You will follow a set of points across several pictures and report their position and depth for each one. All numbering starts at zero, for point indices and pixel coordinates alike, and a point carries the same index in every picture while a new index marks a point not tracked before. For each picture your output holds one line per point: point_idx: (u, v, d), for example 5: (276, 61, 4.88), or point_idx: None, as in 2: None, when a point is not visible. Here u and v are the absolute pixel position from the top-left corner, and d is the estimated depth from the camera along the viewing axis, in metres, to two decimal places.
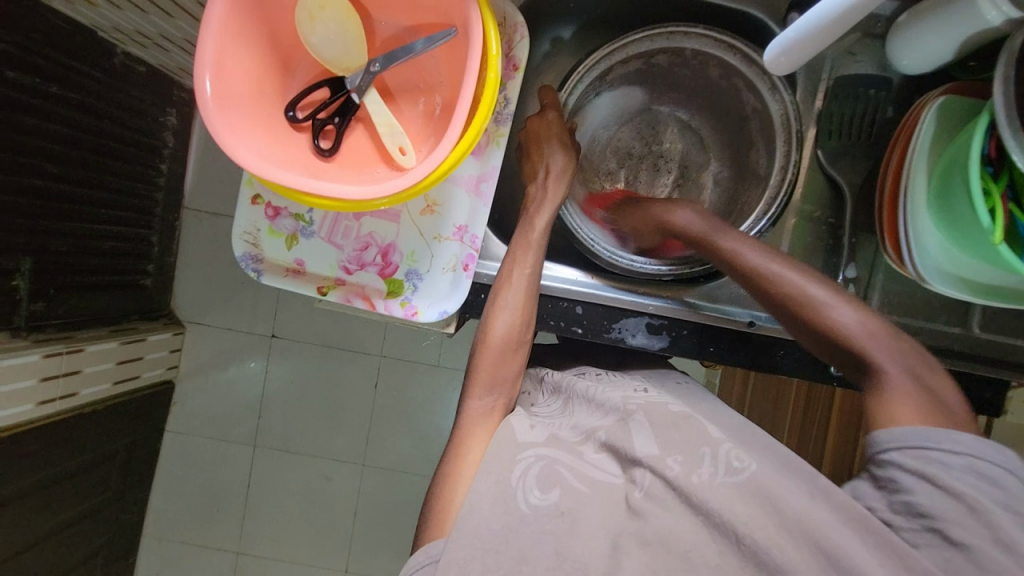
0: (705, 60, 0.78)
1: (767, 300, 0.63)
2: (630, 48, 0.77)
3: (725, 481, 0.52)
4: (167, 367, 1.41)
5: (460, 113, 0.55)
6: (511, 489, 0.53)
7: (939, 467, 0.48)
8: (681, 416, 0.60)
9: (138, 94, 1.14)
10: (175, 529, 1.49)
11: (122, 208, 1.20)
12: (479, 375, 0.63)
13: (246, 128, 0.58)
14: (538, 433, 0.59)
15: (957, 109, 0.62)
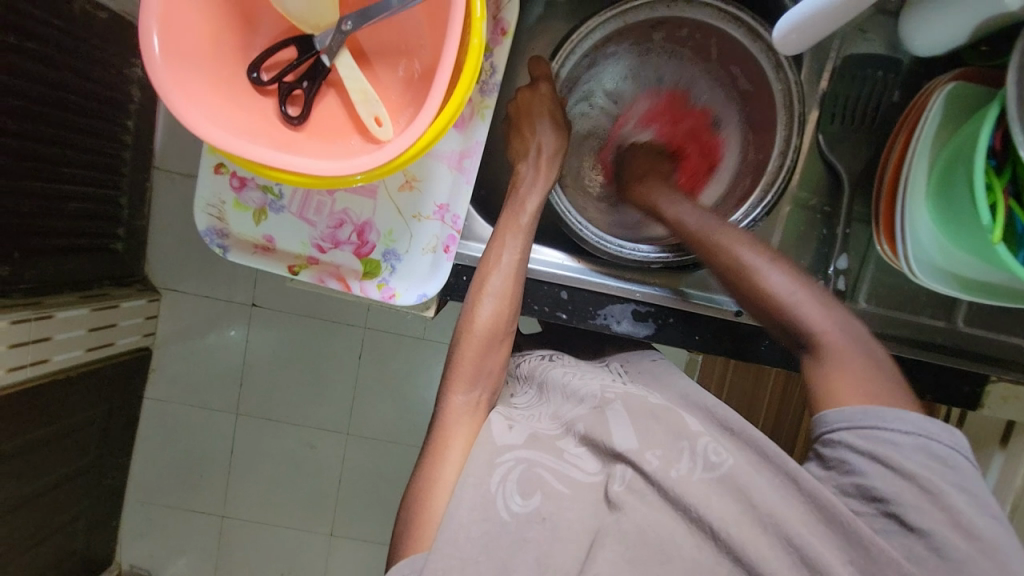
0: (708, 35, 0.74)
1: (727, 283, 0.63)
2: (629, 15, 0.72)
3: (702, 476, 0.52)
4: (143, 334, 1.37)
5: (438, 86, 0.49)
6: (490, 493, 0.52)
7: (888, 449, 0.49)
8: (661, 408, 0.58)
9: (101, 44, 1.04)
10: (158, 494, 1.49)
11: (90, 166, 1.12)
12: (461, 364, 0.61)
13: (202, 92, 0.53)
14: (518, 435, 0.57)
15: (965, 98, 0.59)
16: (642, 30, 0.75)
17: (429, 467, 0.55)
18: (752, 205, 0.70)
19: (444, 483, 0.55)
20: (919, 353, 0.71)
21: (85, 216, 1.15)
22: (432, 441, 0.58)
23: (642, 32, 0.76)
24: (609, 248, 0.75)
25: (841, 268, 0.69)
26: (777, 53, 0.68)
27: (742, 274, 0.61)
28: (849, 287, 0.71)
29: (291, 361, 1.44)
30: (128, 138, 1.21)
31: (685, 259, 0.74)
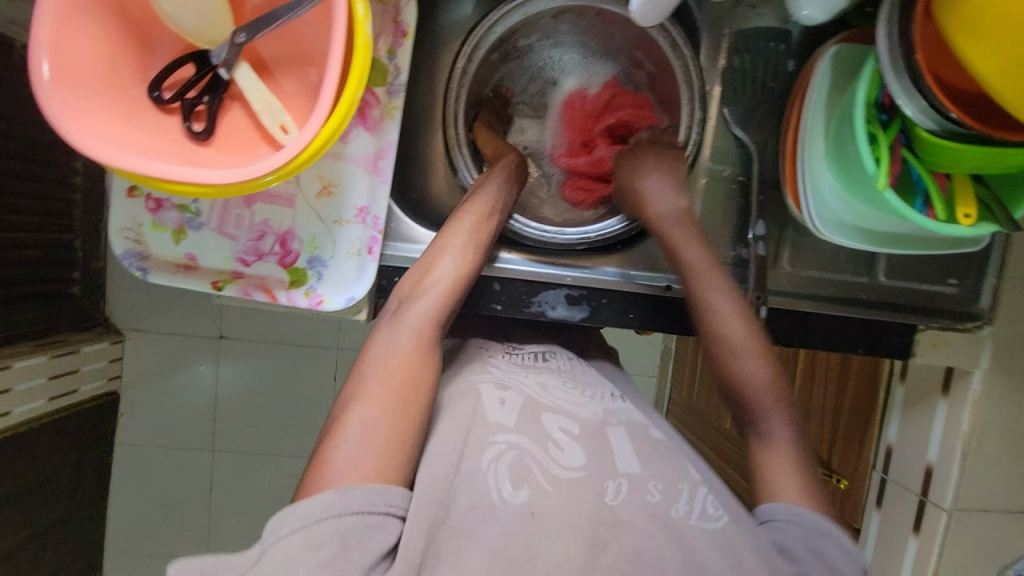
0: (608, 20, 0.78)
1: (700, 323, 0.65)
2: (527, 9, 0.76)
3: (698, 523, 0.49)
4: (109, 378, 1.34)
5: (327, 87, 0.50)
6: (478, 471, 0.49)
7: (820, 540, 0.50)
8: (663, 444, 0.56)
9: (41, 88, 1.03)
10: (137, 541, 1.44)
11: (43, 213, 1.09)
12: (411, 311, 0.60)
13: (100, 114, 0.53)
14: (510, 415, 0.55)
15: (849, 58, 0.62)
16: (546, 21, 0.80)
17: (365, 397, 0.52)
18: None
19: (380, 412, 0.51)
20: (845, 310, 0.74)
21: (40, 262, 1.11)
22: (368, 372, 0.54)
23: (546, 24, 0.80)
24: (532, 235, 0.77)
25: (758, 234, 0.71)
26: (671, 31, 0.71)
27: (704, 309, 0.64)
28: (771, 251, 0.73)
29: (263, 390, 1.42)
30: (79, 180, 1.16)
31: (608, 240, 0.77)
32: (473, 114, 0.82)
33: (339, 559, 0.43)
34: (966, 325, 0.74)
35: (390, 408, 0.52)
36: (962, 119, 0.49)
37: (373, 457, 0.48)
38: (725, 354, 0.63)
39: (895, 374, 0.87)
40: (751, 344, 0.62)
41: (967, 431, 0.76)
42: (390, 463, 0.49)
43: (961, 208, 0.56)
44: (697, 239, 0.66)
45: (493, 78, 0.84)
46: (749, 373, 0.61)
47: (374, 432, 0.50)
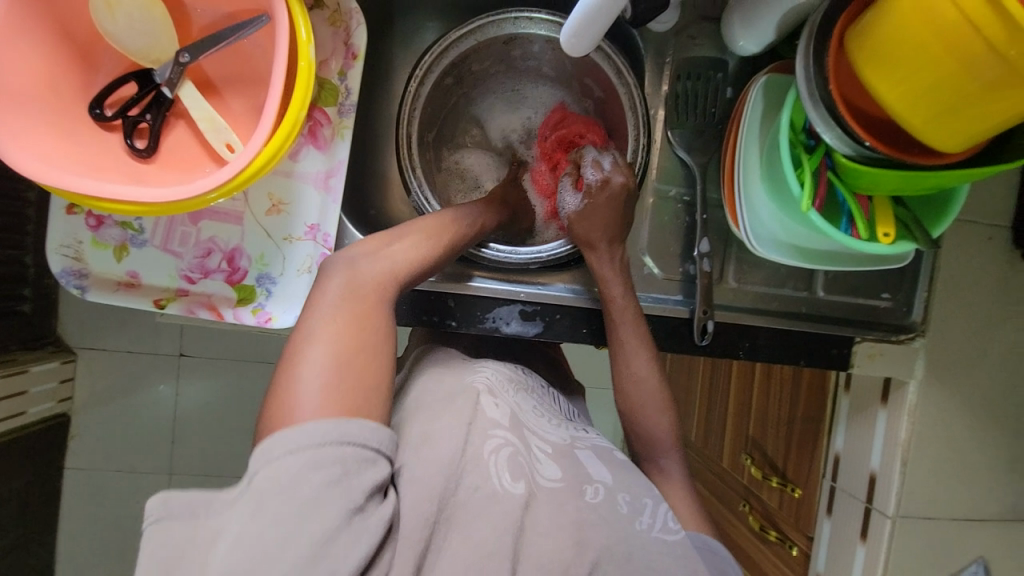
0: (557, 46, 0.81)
1: (618, 371, 0.70)
2: (479, 34, 0.79)
3: (660, 535, 0.53)
4: (58, 400, 1.28)
5: (270, 108, 0.51)
6: (478, 461, 0.49)
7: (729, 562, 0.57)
8: (626, 463, 0.59)
9: None
10: (87, 573, 1.36)
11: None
12: (365, 270, 0.56)
13: (37, 132, 0.52)
14: (502, 413, 0.55)
15: (778, 88, 0.66)
16: (499, 47, 0.83)
17: (324, 333, 0.49)
18: None
19: (341, 351, 0.48)
20: (785, 324, 0.77)
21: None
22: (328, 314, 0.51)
23: (498, 49, 0.83)
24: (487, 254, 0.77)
25: (703, 252, 0.73)
26: (616, 60, 0.75)
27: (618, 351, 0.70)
28: (716, 268, 0.76)
29: (224, 410, 1.37)
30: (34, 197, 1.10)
31: (564, 258, 0.78)
32: (428, 138, 0.86)
33: (341, 481, 0.41)
34: (898, 337, 0.78)
35: (353, 347, 0.49)
36: (877, 146, 0.53)
37: (342, 390, 0.46)
38: (636, 400, 0.69)
39: (841, 385, 0.90)
40: (659, 392, 0.70)
41: (905, 438, 0.78)
42: (362, 400, 0.46)
43: (882, 226, 0.60)
44: (623, 277, 0.70)
45: (448, 102, 0.87)
46: (656, 410, 0.69)
47: (338, 368, 0.47)
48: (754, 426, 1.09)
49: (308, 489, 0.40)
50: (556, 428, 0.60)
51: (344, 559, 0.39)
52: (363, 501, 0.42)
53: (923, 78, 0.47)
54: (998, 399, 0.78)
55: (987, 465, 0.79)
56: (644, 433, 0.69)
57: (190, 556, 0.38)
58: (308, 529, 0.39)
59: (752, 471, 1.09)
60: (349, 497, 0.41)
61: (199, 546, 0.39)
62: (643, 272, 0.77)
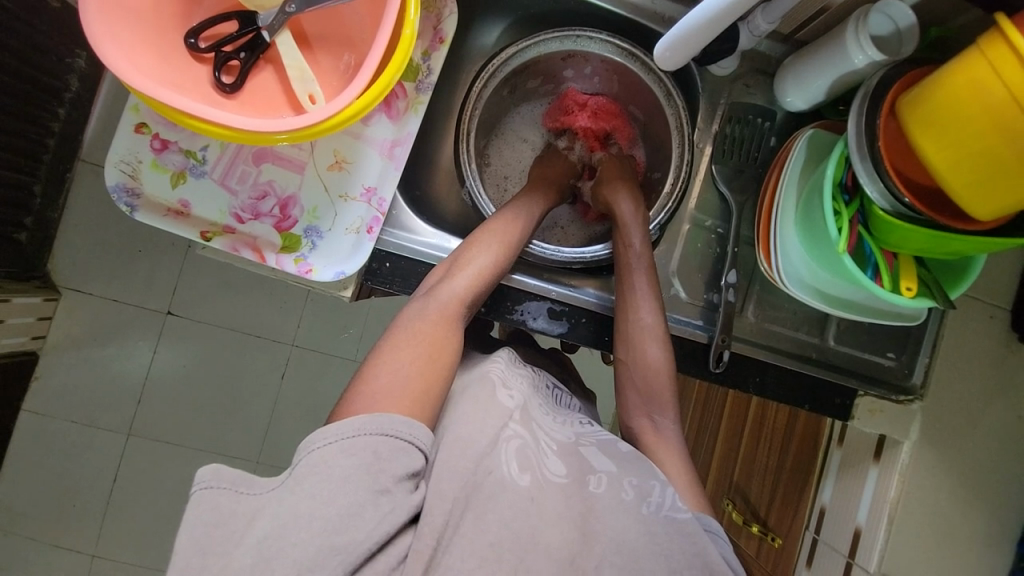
0: (611, 69, 0.86)
1: (620, 316, 0.73)
2: (541, 47, 0.84)
3: (668, 514, 0.54)
4: (32, 337, 1.23)
5: (369, 67, 0.54)
6: (493, 451, 0.53)
7: (719, 542, 0.56)
8: (633, 455, 0.61)
9: (49, 30, 0.99)
10: (20, 525, 1.28)
11: (7, 150, 1.02)
12: (440, 292, 0.65)
13: (135, 48, 0.54)
14: (514, 403, 0.60)
15: (820, 142, 0.71)
16: (555, 62, 0.87)
17: (398, 348, 0.58)
18: (656, 213, 0.81)
19: (402, 363, 0.57)
20: (794, 364, 0.80)
21: None
22: (401, 339, 0.59)
23: (554, 64, 0.87)
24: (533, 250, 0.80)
25: (730, 282, 0.77)
26: (667, 83, 0.81)
27: (629, 318, 0.72)
28: (739, 301, 0.80)
29: (202, 376, 1.33)
30: (56, 126, 1.12)
31: (604, 262, 0.82)
32: (480, 145, 0.91)
33: (371, 466, 0.47)
34: (899, 397, 0.82)
35: (422, 368, 0.57)
36: (915, 206, 0.57)
37: (406, 398, 0.54)
38: (638, 337, 0.71)
39: (834, 438, 0.92)
40: (658, 335, 0.71)
41: (894, 497, 0.80)
42: (419, 405, 0.54)
43: (905, 281, 0.64)
44: (641, 226, 0.77)
45: (499, 111, 0.91)
46: (657, 370, 0.70)
47: (409, 376, 0.56)
48: (740, 472, 1.09)
49: (341, 471, 0.46)
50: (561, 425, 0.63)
51: (378, 522, 0.45)
52: (393, 484, 0.47)
53: (969, 149, 0.53)
54: (985, 476, 0.80)
55: (968, 543, 0.79)
56: (646, 375, 0.70)
57: (227, 537, 0.43)
58: (339, 503, 0.44)
59: (732, 516, 1.08)
60: (376, 480, 0.46)
61: (235, 527, 0.43)
62: (670, 293, 0.80)
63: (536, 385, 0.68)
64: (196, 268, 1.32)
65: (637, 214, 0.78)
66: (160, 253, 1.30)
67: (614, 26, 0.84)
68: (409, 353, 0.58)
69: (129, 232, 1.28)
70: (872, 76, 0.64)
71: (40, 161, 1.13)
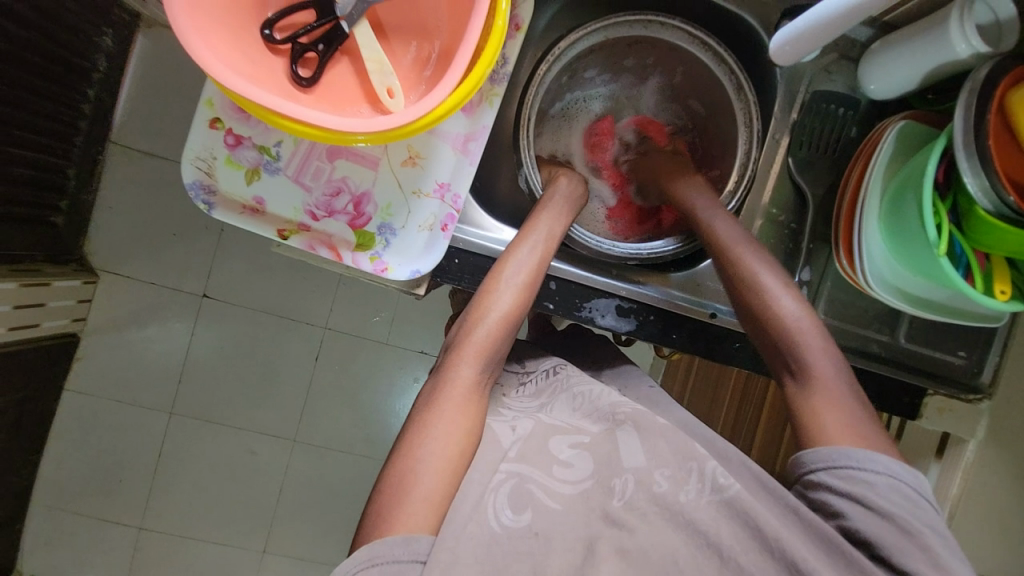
0: (678, 56, 0.82)
1: (731, 287, 0.69)
2: (608, 31, 0.80)
3: (710, 499, 0.54)
4: (72, 319, 1.25)
5: (460, 60, 0.52)
6: (482, 502, 0.53)
7: (864, 489, 0.53)
8: (670, 429, 0.59)
9: (76, 8, 0.96)
10: (70, 498, 1.34)
11: (37, 131, 1.01)
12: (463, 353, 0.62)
13: (219, 42, 0.53)
14: (515, 443, 0.60)
15: (912, 134, 0.68)
16: (620, 47, 0.83)
17: (421, 436, 0.57)
18: (726, 199, 0.78)
19: (428, 453, 0.55)
20: (863, 363, 0.79)
21: (26, 182, 1.04)
22: (431, 407, 0.59)
23: (618, 49, 0.84)
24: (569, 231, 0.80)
25: (804, 280, 0.77)
26: (739, 75, 0.78)
27: (749, 284, 0.68)
28: (809, 298, 0.78)
29: (239, 359, 1.35)
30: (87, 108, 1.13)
31: (660, 259, 0.81)
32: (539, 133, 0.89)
33: None
34: (967, 396, 0.80)
35: (449, 455, 0.56)
36: (1020, 205, 0.55)
37: (428, 495, 0.53)
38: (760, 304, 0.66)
39: (891, 435, 0.92)
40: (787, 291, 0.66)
41: (955, 495, 0.81)
42: (434, 501, 0.53)
43: (998, 283, 0.63)
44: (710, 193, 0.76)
45: (555, 95, 0.88)
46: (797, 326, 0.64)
47: (433, 465, 0.55)
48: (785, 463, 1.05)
49: None
50: (597, 411, 0.65)
51: None
52: None
53: None
54: None
55: None
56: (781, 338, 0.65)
57: None
58: None
59: None
60: None
61: None
62: None
63: (545, 398, 0.69)
64: (232, 253, 1.32)
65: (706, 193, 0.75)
66: (194, 237, 1.30)
67: (684, 7, 0.80)
68: (434, 441, 0.56)
69: (166, 215, 1.28)
70: (979, 67, 0.60)
71: (72, 144, 1.14)
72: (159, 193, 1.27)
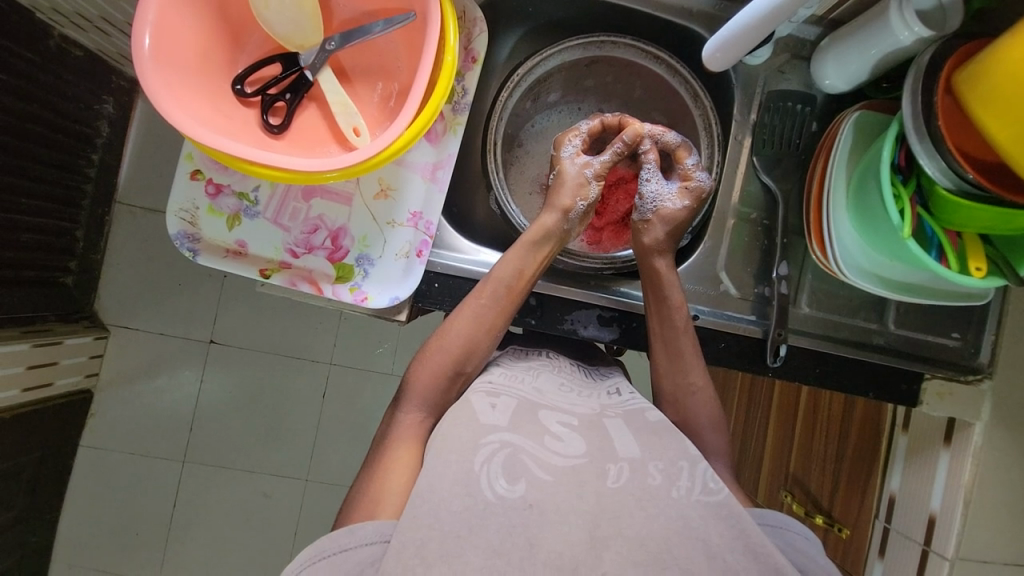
0: (633, 72, 0.86)
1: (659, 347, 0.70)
2: (565, 55, 0.84)
3: (699, 497, 0.53)
4: (85, 375, 1.28)
5: (416, 94, 0.55)
6: (474, 474, 0.52)
7: (791, 532, 0.56)
8: (663, 427, 0.60)
9: (73, 79, 1.02)
10: (89, 555, 1.34)
11: (42, 197, 1.06)
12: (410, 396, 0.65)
13: (191, 100, 0.56)
14: (503, 415, 0.58)
15: (868, 123, 0.69)
16: (578, 69, 0.87)
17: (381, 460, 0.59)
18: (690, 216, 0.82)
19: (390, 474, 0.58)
20: (855, 353, 0.78)
21: (34, 246, 1.08)
22: (386, 436, 0.62)
23: (577, 70, 0.87)
24: None
25: (782, 274, 0.76)
26: (694, 86, 0.81)
27: (668, 350, 0.69)
28: (791, 292, 0.78)
29: (247, 401, 1.37)
30: (92, 172, 1.18)
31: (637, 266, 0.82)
32: (508, 156, 0.92)
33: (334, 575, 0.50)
34: (967, 377, 0.79)
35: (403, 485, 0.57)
36: (979, 181, 0.56)
37: (390, 504, 0.55)
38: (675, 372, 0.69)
39: (898, 424, 0.89)
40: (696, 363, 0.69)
41: (969, 481, 0.78)
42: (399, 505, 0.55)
43: (973, 260, 0.63)
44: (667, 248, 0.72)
45: (521, 120, 0.91)
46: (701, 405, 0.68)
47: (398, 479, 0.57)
48: (797, 461, 1.00)
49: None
50: (585, 401, 0.65)
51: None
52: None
53: None
54: None
55: None
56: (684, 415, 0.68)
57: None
58: None
59: (791, 507, 0.99)
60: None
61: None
62: (719, 290, 0.79)
63: (536, 373, 0.68)
64: (235, 297, 1.35)
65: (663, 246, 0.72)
66: (197, 285, 1.34)
67: (640, 26, 0.83)
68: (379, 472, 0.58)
69: (169, 266, 1.33)
70: (922, 52, 0.62)
71: (79, 207, 1.19)
72: (162, 246, 1.31)
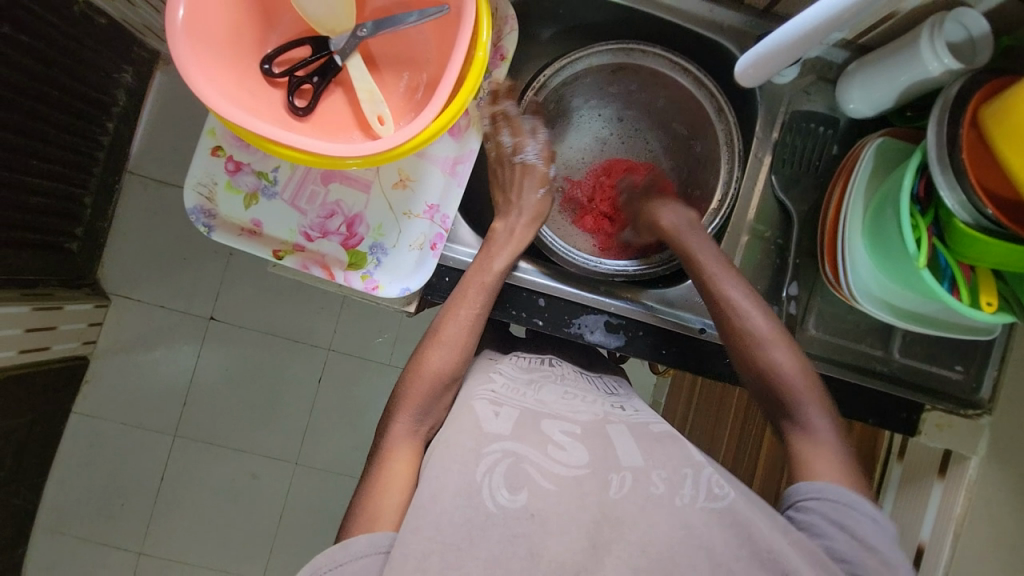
0: (659, 82, 0.87)
1: (719, 322, 0.68)
2: (593, 59, 0.86)
3: (704, 505, 0.53)
4: (83, 342, 1.28)
5: (445, 86, 0.55)
6: (477, 485, 0.52)
7: (850, 516, 0.55)
8: (667, 437, 0.61)
9: (94, 45, 1.02)
10: (74, 522, 1.34)
11: (55, 162, 1.06)
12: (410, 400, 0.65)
13: (218, 77, 0.56)
14: (506, 422, 0.58)
15: (890, 150, 0.69)
16: (604, 75, 0.89)
17: (379, 471, 0.59)
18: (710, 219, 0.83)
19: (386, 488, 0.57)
20: (857, 377, 0.78)
21: (43, 210, 1.08)
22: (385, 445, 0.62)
23: (603, 77, 0.89)
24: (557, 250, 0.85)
25: (791, 294, 0.78)
26: (718, 99, 0.83)
27: (735, 320, 0.67)
28: (799, 313, 0.78)
29: (243, 380, 1.37)
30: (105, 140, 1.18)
31: (645, 276, 0.84)
32: None
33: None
34: (967, 412, 0.79)
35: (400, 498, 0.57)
36: (998, 218, 0.56)
37: (387, 518, 0.55)
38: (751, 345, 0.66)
39: (893, 453, 0.89)
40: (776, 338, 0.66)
41: (960, 514, 0.77)
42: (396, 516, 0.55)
43: (984, 294, 0.63)
44: (699, 233, 0.74)
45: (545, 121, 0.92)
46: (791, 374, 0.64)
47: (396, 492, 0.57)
48: None
49: None
50: (588, 409, 0.65)
51: None
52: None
53: None
54: None
55: None
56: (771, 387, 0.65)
57: None
58: None
59: None
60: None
61: None
62: None
63: (538, 380, 0.68)
64: (239, 276, 1.35)
65: (693, 225, 0.75)
66: (203, 261, 1.34)
67: (668, 36, 0.83)
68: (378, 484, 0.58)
69: (176, 240, 1.33)
70: (949, 85, 0.62)
71: (90, 173, 1.18)
72: (170, 219, 1.31)
